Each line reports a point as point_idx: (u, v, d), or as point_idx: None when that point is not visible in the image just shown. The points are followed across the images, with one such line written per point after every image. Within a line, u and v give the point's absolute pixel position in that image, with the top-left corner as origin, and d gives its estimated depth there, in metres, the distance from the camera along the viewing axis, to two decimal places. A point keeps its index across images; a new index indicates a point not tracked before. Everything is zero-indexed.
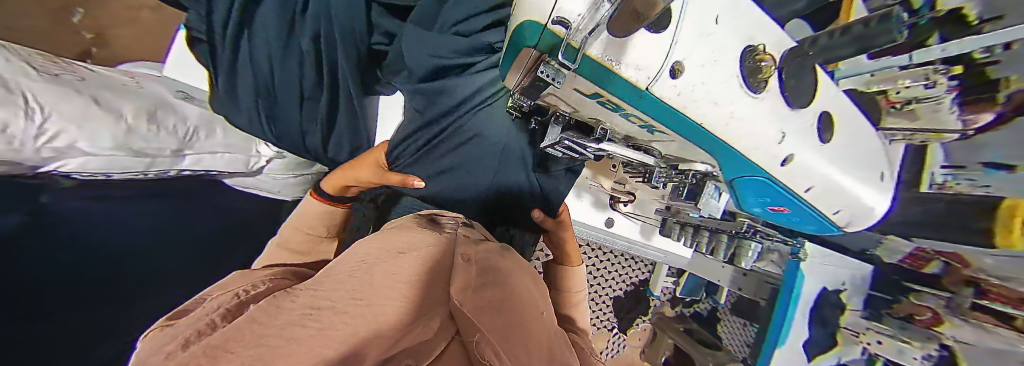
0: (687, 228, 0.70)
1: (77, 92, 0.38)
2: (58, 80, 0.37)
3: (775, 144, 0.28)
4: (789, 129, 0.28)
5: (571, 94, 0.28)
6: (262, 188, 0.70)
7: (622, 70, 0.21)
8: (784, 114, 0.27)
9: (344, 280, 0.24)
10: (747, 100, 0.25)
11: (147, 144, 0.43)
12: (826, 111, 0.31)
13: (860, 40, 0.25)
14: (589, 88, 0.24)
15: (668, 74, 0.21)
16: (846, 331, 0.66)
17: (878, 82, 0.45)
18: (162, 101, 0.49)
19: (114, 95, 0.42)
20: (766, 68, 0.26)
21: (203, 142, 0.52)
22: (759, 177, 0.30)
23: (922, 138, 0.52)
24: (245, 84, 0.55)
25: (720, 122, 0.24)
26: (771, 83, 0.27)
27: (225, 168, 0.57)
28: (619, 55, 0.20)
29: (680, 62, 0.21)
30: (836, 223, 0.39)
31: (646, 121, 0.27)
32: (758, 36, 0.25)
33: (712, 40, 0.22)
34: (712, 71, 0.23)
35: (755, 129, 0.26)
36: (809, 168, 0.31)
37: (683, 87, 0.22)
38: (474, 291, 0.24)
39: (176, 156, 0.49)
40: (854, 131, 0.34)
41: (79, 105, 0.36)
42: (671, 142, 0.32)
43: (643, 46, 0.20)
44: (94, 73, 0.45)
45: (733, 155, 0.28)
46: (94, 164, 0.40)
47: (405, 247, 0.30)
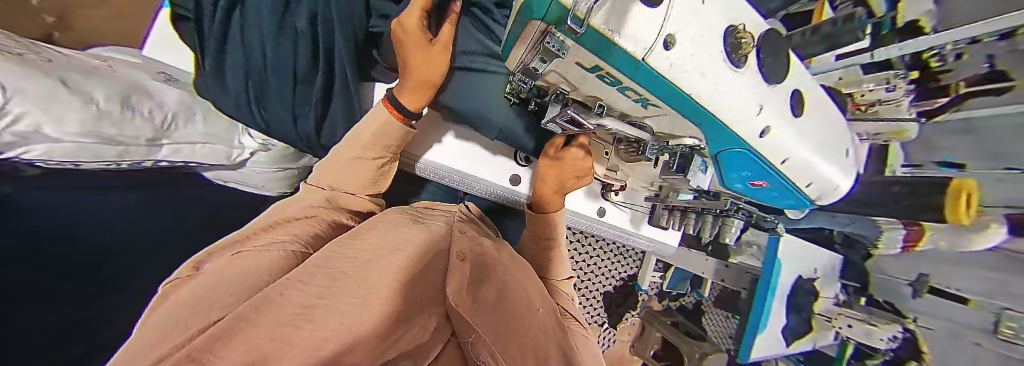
0: (673, 211, 0.74)
1: (46, 74, 0.34)
2: (21, 60, 0.33)
3: (754, 115, 0.30)
4: (766, 101, 0.30)
5: (572, 68, 0.28)
6: (243, 183, 0.67)
7: (622, 40, 0.21)
8: (760, 88, 0.29)
9: (336, 277, 0.24)
10: (730, 75, 0.27)
11: (121, 132, 0.40)
12: (797, 89, 0.33)
13: (827, 38, 0.33)
14: (590, 60, 0.25)
15: (663, 46, 0.22)
16: (819, 316, 0.72)
17: (848, 85, 0.50)
18: (136, 88, 0.45)
19: (81, 78, 0.38)
20: (748, 45, 0.27)
21: (182, 131, 0.49)
22: (738, 149, 0.32)
23: (885, 137, 0.58)
24: (235, 66, 0.52)
25: (707, 93, 0.26)
26: (750, 60, 0.28)
27: (206, 160, 0.54)
28: (620, 25, 0.20)
29: (673, 35, 0.22)
30: (813, 197, 0.41)
31: (641, 94, 0.28)
32: (739, 17, 0.27)
33: (701, 16, 0.24)
34: (699, 43, 0.24)
35: (735, 100, 0.28)
36: (784, 142, 0.33)
37: (675, 58, 0.23)
38: (470, 292, 0.27)
39: (152, 145, 0.46)
40: (823, 112, 0.37)
41: (47, 89, 0.32)
42: (663, 116, 0.33)
43: (643, 17, 0.21)
44: (61, 55, 0.42)
45: (716, 125, 0.29)
46: (60, 152, 0.35)
47: (401, 243, 0.31)
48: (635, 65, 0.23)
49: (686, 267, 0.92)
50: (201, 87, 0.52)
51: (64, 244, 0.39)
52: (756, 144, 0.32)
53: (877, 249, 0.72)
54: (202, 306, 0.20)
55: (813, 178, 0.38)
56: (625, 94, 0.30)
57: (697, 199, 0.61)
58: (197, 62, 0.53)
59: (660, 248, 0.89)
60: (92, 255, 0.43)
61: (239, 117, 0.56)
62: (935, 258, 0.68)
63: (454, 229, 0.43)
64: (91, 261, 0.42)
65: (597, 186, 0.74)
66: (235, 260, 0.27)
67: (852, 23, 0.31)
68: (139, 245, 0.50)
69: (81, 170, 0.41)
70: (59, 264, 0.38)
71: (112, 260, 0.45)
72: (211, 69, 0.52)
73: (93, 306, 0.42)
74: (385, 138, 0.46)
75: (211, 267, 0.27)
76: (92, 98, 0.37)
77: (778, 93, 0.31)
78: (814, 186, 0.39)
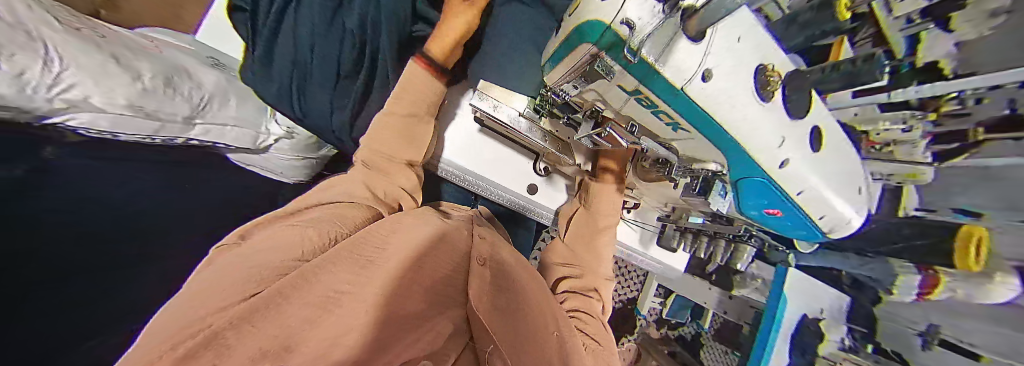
0: (683, 233, 0.73)
1: (99, 48, 0.36)
2: (78, 34, 0.35)
3: (776, 147, 0.31)
4: (788, 135, 0.31)
5: (611, 89, 0.30)
6: (264, 168, 0.68)
7: (666, 70, 0.23)
8: (784, 123, 0.30)
9: (359, 268, 0.24)
10: (758, 108, 0.28)
11: (160, 108, 0.42)
12: (816, 125, 0.34)
13: (848, 78, 0.33)
14: (631, 84, 0.27)
15: (701, 78, 0.23)
16: (824, 360, 0.69)
17: (864, 122, 0.50)
18: (177, 68, 0.48)
19: (130, 56, 0.40)
20: (775, 83, 0.28)
21: (215, 112, 0.51)
22: (758, 177, 0.33)
23: (898, 178, 0.57)
24: (282, 58, 0.55)
25: (737, 123, 0.27)
26: (777, 96, 0.29)
27: (232, 144, 0.56)
28: (665, 56, 0.22)
29: (712, 68, 0.24)
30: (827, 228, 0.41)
31: (673, 118, 0.29)
32: (771, 56, 0.28)
33: (739, 52, 0.25)
34: (733, 76, 0.25)
35: (758, 131, 0.28)
36: (803, 176, 0.34)
37: (712, 89, 0.24)
38: (490, 299, 0.28)
39: (186, 124, 0.47)
40: (841, 150, 0.37)
41: (99, 61, 0.34)
42: (689, 140, 0.34)
43: (688, 50, 0.22)
44: (113, 32, 0.44)
45: (738, 153, 0.31)
46: (102, 123, 0.37)
47: (424, 241, 0.31)
48: (674, 92, 0.24)
49: (686, 294, 0.93)
50: (250, 77, 0.55)
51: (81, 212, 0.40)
52: (774, 173, 0.32)
53: (892, 295, 0.69)
54: (235, 284, 0.21)
55: (826, 211, 0.38)
56: (656, 116, 0.31)
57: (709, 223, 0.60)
58: (248, 51, 0.56)
59: (665, 270, 0.87)
60: (104, 227, 0.44)
61: (278, 105, 0.58)
62: (939, 309, 0.64)
63: (474, 234, 0.43)
64: (100, 233, 0.44)
65: None
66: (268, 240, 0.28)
67: (869, 63, 0.32)
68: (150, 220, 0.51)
69: (121, 139, 0.43)
70: (67, 234, 0.39)
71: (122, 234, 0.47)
72: (260, 59, 0.54)
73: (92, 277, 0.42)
74: (417, 94, 0.48)
75: (254, 239, 0.30)
76: (140, 75, 0.39)
77: (800, 127, 0.32)
78: (826, 219, 0.39)
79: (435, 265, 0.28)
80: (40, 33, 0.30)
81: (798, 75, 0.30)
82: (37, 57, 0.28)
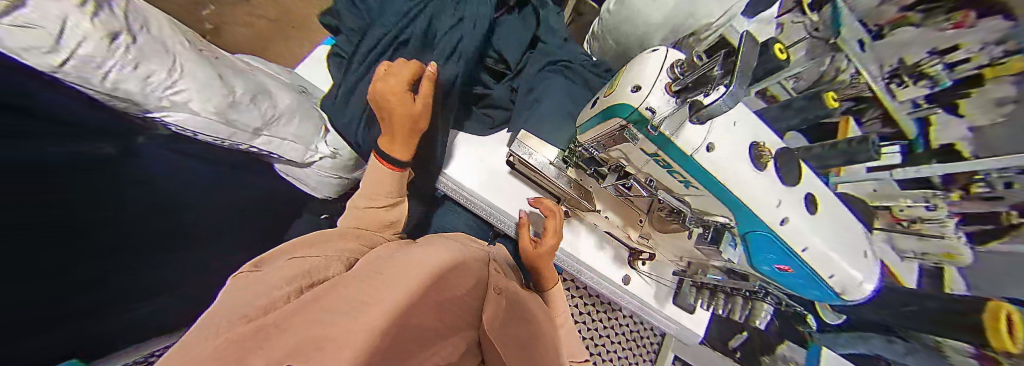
0: (700, 289, 0.69)
1: (213, 67, 0.45)
2: (204, 55, 0.45)
3: (773, 207, 0.33)
4: (785, 198, 0.33)
5: (635, 150, 0.38)
6: (300, 179, 0.72)
7: (679, 141, 0.32)
8: (779, 187, 0.34)
9: (374, 293, 0.28)
10: (754, 174, 0.33)
11: (240, 118, 0.48)
12: (810, 192, 0.35)
13: (852, 155, 0.35)
14: (651, 148, 0.34)
15: (706, 149, 0.32)
16: None
17: (882, 198, 0.52)
18: (263, 89, 0.54)
19: (233, 74, 0.49)
20: (766, 156, 0.33)
21: (281, 128, 0.56)
22: (759, 231, 0.35)
23: (935, 259, 0.52)
24: (360, 92, 0.62)
25: (741, 183, 0.32)
26: (770, 167, 0.33)
27: (287, 155, 0.60)
28: (676, 131, 0.31)
29: (712, 143, 0.32)
30: (844, 292, 0.35)
31: (686, 177, 0.36)
32: (761, 136, 0.34)
33: (733, 132, 0.33)
34: (731, 150, 0.33)
35: (754, 191, 0.33)
36: (820, 235, 0.33)
37: (715, 157, 0.32)
38: (498, 325, 0.33)
39: (255, 134, 0.53)
40: (841, 216, 0.36)
41: (209, 74, 0.42)
42: (699, 198, 0.39)
43: (691, 129, 0.32)
44: (222, 54, 0.52)
45: (739, 205, 0.34)
46: (190, 124, 0.43)
47: (447, 269, 0.35)
48: (685, 157, 0.32)
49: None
50: (329, 105, 0.63)
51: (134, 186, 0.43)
52: (778, 231, 0.34)
53: None
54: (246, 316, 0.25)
55: (835, 269, 0.34)
56: (672, 176, 0.38)
57: (727, 280, 0.58)
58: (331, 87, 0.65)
59: (680, 332, 0.79)
60: (157, 200, 0.47)
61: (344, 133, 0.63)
62: None
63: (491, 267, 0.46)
64: (150, 231, 0.47)
65: (625, 252, 0.71)
66: (268, 273, 0.33)
67: (866, 144, 0.33)
68: (189, 201, 0.54)
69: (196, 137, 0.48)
70: (120, 200, 0.41)
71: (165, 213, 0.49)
72: (342, 94, 0.62)
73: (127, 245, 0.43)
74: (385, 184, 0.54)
75: (267, 269, 0.35)
76: (235, 91, 0.47)
77: (797, 192, 0.34)
78: (836, 280, 0.34)
79: (435, 295, 0.32)
80: (174, 50, 0.38)
81: (787, 153, 0.34)
82: (166, 65, 0.36)
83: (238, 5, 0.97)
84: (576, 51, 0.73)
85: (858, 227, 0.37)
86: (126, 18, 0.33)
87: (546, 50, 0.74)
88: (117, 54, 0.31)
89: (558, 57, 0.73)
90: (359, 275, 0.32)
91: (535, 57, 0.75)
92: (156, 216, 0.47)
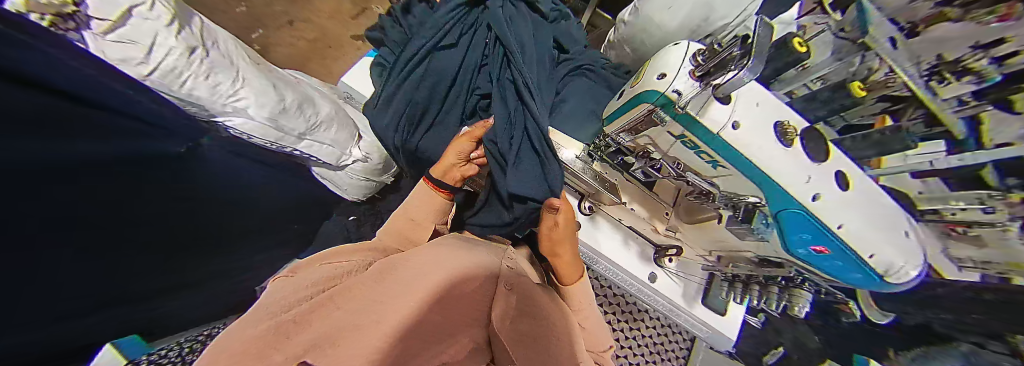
0: (732, 282, 0.61)
1: (271, 78, 0.52)
2: (264, 70, 0.52)
3: (804, 182, 0.33)
4: (816, 174, 0.34)
5: (661, 135, 0.40)
6: (332, 182, 0.78)
7: (704, 121, 0.33)
8: (807, 163, 0.34)
9: (385, 298, 0.31)
10: (780, 151, 0.34)
11: (287, 123, 0.53)
12: (839, 169, 0.35)
13: (881, 146, 0.43)
14: (677, 130, 0.36)
15: (731, 127, 0.33)
16: None
17: (929, 200, 0.44)
18: (309, 98, 0.59)
19: (287, 84, 0.55)
20: (791, 133, 0.35)
21: (321, 134, 0.60)
22: (792, 208, 0.34)
23: (1001, 270, 0.40)
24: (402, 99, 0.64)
25: (768, 159, 0.33)
26: (795, 145, 0.34)
27: (324, 159, 0.65)
28: (702, 111, 0.33)
29: (738, 121, 0.34)
30: (887, 275, 0.33)
31: (713, 157, 0.37)
32: (785, 116, 0.35)
33: (755, 111, 0.34)
34: (756, 129, 0.34)
35: (779, 165, 0.33)
36: (850, 211, 0.33)
37: (741, 134, 0.33)
38: (510, 321, 0.34)
39: (298, 139, 0.58)
40: (877, 194, 0.35)
41: (267, 84, 0.49)
42: (729, 178, 0.39)
43: (717, 109, 0.33)
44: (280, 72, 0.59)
45: (769, 182, 0.34)
46: (245, 127, 0.49)
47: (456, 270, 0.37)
48: (711, 136, 0.34)
49: None
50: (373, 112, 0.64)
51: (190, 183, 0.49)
52: (812, 207, 0.33)
53: None
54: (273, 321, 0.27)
55: (875, 248, 0.32)
56: (698, 156, 0.39)
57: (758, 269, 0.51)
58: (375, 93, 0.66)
59: (711, 336, 0.69)
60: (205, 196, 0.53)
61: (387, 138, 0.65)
62: None
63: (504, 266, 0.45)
64: (206, 233, 0.55)
65: (651, 250, 0.65)
66: (293, 280, 0.36)
67: (897, 136, 0.42)
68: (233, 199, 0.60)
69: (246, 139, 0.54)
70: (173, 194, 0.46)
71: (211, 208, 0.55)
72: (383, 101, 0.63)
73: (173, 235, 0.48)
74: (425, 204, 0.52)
75: (295, 275, 0.37)
76: (289, 99, 0.53)
77: (828, 168, 0.34)
78: (881, 260, 0.33)
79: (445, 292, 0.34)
80: (237, 62, 0.45)
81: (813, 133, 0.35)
82: (231, 76, 0.43)
83: (283, 29, 1.08)
84: (596, 56, 0.75)
85: (900, 212, 0.35)
86: (202, 37, 0.40)
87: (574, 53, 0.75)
88: (192, 64, 0.37)
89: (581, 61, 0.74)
90: (375, 277, 0.35)
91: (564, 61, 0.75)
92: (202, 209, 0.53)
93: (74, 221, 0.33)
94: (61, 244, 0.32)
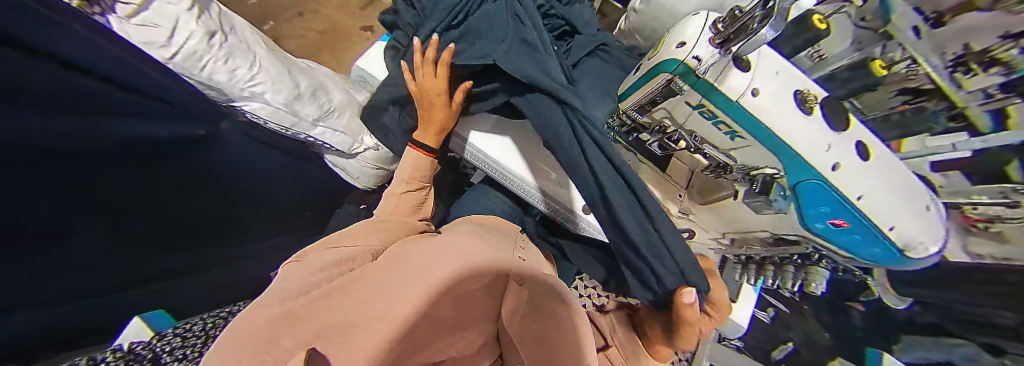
0: (746, 264, 0.59)
1: (284, 62, 0.52)
2: (277, 55, 0.53)
3: (823, 152, 0.32)
4: (837, 143, 0.32)
5: (679, 105, 0.40)
6: (343, 169, 0.79)
7: (723, 88, 0.33)
8: (830, 134, 0.32)
9: (383, 295, 0.31)
10: (800, 120, 0.33)
11: (302, 109, 0.54)
12: (861, 140, 0.33)
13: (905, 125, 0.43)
14: (696, 99, 0.36)
15: (750, 95, 0.32)
16: None
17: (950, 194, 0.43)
18: (322, 86, 0.60)
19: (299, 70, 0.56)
20: (813, 102, 0.33)
21: (334, 120, 0.61)
22: (811, 179, 0.34)
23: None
24: None
25: (785, 128, 0.33)
26: (817, 113, 0.33)
27: (337, 146, 0.65)
28: (722, 78, 0.33)
29: (759, 88, 0.32)
30: (906, 250, 0.33)
31: (730, 127, 0.37)
32: (808, 84, 0.34)
33: (777, 79, 0.33)
34: (778, 96, 0.33)
35: (799, 136, 0.32)
36: (873, 183, 0.32)
37: (759, 102, 0.32)
38: (519, 318, 0.35)
39: (313, 124, 0.59)
40: (898, 172, 0.33)
41: (281, 70, 0.50)
42: (746, 148, 0.39)
43: (737, 76, 0.32)
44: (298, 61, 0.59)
45: (786, 151, 0.34)
46: (263, 112, 0.51)
47: (464, 262, 0.37)
48: (730, 103, 0.33)
49: None
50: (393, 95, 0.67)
51: (194, 167, 0.50)
52: (830, 177, 0.33)
53: None
54: (275, 316, 0.28)
55: (896, 220, 0.32)
56: (716, 128, 0.39)
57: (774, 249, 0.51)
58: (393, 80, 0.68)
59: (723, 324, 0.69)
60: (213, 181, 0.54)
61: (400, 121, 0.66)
62: None
63: (515, 256, 0.44)
64: (211, 215, 0.56)
65: None
66: (299, 266, 0.37)
67: (919, 115, 0.41)
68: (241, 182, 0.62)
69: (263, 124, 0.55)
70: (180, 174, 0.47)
71: (219, 191, 0.56)
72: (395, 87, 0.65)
73: (182, 217, 0.49)
74: (418, 170, 0.56)
75: (298, 263, 0.38)
76: (301, 85, 0.54)
77: (848, 137, 0.33)
78: (898, 234, 0.32)
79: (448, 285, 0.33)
80: (250, 45, 0.46)
81: (832, 104, 0.33)
82: (248, 61, 0.45)
83: (293, 20, 1.08)
84: (610, 37, 0.74)
85: (922, 188, 0.34)
86: (219, 22, 0.41)
87: (589, 37, 0.74)
88: (213, 49, 0.39)
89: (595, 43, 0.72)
90: (380, 272, 0.35)
91: (577, 42, 0.74)
92: (208, 192, 0.54)
93: (73, 199, 0.33)
94: (60, 222, 0.32)
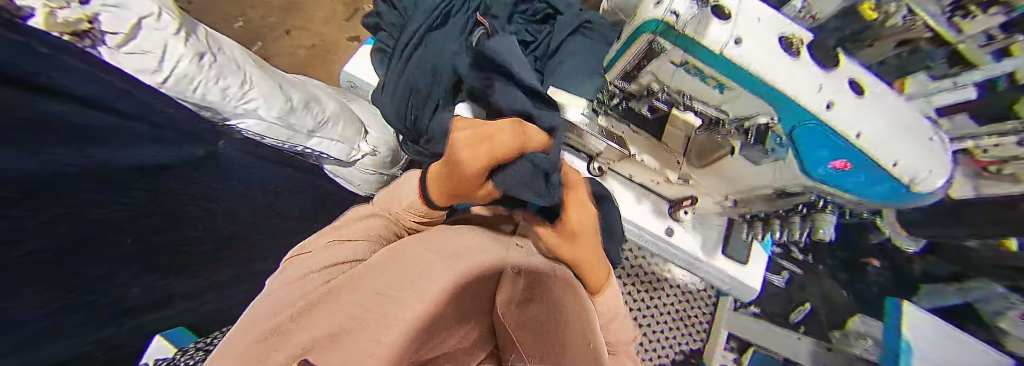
0: (752, 222, 0.59)
1: (272, 75, 0.54)
2: (267, 70, 0.54)
3: (816, 92, 0.33)
4: (826, 82, 0.34)
5: (665, 64, 0.41)
6: (345, 179, 0.80)
7: (704, 40, 0.33)
8: (819, 74, 0.34)
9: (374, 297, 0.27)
10: (788, 62, 0.33)
11: (296, 121, 0.54)
12: (850, 77, 0.35)
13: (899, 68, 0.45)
14: (680, 56, 0.37)
15: (733, 44, 0.32)
16: None
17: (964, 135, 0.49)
18: (314, 96, 0.60)
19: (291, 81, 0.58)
20: (798, 42, 0.34)
21: (329, 130, 0.61)
22: (808, 123, 0.34)
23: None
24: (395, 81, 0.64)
25: (775, 75, 0.33)
26: (802, 54, 0.34)
27: (336, 156, 0.66)
28: (703, 30, 0.33)
29: (739, 37, 0.32)
30: (913, 184, 0.34)
31: (716, 78, 0.37)
32: (790, 27, 0.34)
33: (759, 26, 0.33)
34: (760, 43, 0.33)
35: (794, 80, 0.33)
36: (868, 117, 0.33)
37: (745, 50, 0.33)
38: (517, 306, 0.29)
39: (308, 136, 0.59)
40: (897, 105, 0.34)
41: (270, 83, 0.51)
42: (735, 100, 0.40)
43: (720, 25, 0.33)
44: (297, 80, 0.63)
45: (776, 95, 0.34)
46: (257, 128, 0.51)
47: (458, 252, 0.35)
48: (713, 54, 0.33)
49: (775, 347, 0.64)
50: (379, 96, 0.67)
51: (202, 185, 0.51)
52: (828, 117, 0.33)
53: None
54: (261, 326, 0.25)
55: (899, 154, 0.32)
56: (704, 82, 0.40)
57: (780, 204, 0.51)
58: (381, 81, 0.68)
59: (735, 289, 0.69)
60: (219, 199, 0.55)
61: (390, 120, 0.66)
62: None
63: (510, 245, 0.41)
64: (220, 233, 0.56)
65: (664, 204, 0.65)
66: (291, 270, 0.35)
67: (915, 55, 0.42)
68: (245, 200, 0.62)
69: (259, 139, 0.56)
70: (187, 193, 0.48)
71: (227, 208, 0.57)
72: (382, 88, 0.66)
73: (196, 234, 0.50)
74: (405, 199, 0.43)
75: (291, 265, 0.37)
76: (293, 99, 0.54)
77: (838, 75, 0.34)
78: (904, 168, 0.33)
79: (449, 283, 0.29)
80: (238, 57, 0.47)
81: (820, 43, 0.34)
82: (240, 75, 0.45)
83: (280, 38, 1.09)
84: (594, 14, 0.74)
85: (922, 119, 0.35)
86: (207, 42, 0.41)
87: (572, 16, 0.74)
88: (203, 68, 0.39)
89: (578, 23, 0.73)
90: (371, 269, 0.32)
91: (561, 24, 0.74)
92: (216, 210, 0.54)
93: (98, 216, 0.34)
94: (93, 239, 0.33)
